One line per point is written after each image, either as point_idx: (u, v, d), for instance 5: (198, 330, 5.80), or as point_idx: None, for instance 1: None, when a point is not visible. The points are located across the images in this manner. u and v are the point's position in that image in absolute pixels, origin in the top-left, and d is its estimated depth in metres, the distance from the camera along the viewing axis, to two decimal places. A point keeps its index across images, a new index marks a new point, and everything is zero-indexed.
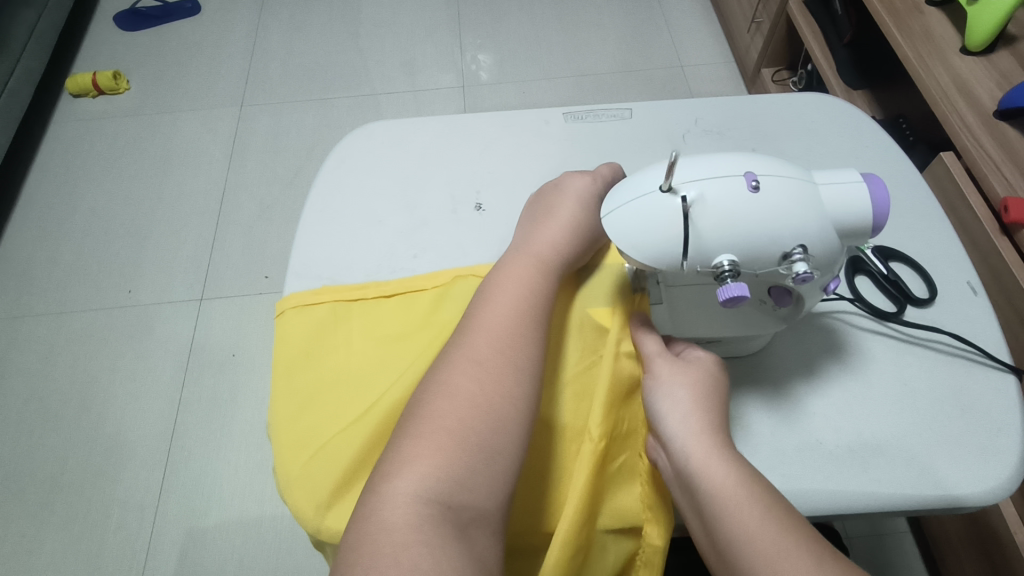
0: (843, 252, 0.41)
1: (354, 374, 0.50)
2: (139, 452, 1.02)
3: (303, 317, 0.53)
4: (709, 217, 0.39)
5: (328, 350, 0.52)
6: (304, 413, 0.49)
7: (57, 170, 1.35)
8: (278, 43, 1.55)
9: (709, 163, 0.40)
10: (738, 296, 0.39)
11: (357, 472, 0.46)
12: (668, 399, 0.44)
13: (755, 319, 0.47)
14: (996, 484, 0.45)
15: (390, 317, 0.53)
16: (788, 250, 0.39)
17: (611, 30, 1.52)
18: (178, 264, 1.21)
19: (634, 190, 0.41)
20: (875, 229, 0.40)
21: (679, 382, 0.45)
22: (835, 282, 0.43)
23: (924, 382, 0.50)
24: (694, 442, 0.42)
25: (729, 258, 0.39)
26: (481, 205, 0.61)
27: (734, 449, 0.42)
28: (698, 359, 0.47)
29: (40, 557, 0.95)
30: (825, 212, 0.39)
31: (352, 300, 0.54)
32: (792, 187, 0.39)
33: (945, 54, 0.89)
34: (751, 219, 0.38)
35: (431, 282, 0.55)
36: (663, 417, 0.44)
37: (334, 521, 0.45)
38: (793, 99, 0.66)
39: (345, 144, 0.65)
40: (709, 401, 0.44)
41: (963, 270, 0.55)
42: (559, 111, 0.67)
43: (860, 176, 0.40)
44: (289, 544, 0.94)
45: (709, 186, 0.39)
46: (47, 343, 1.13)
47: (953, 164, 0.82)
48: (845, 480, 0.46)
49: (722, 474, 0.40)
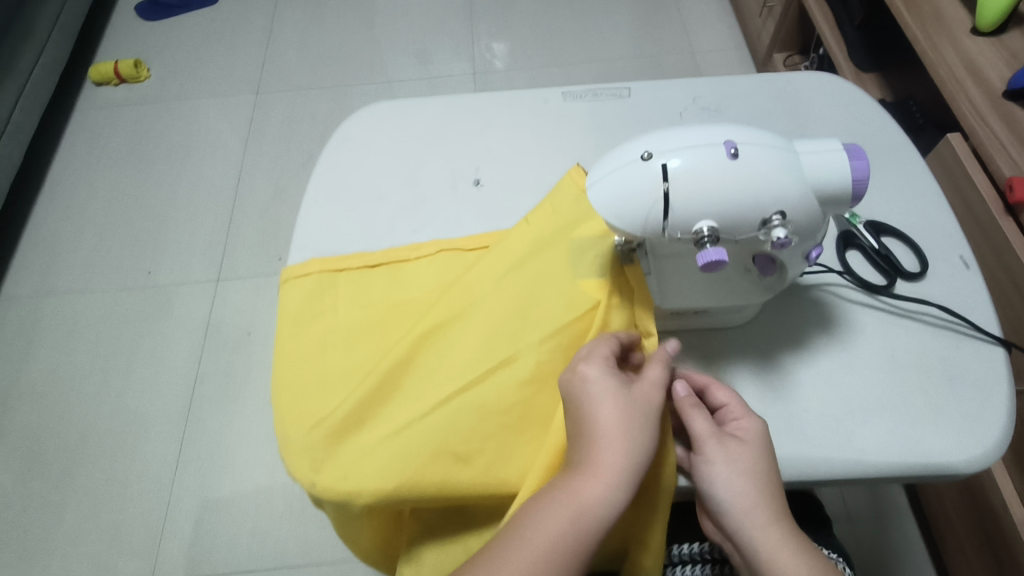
0: (825, 220, 0.42)
1: (346, 341, 0.53)
2: (156, 426, 1.06)
3: (298, 287, 0.56)
4: (689, 184, 0.39)
5: (320, 318, 0.54)
6: (301, 379, 0.51)
7: (81, 156, 1.39)
8: (294, 32, 1.57)
9: (690, 132, 0.41)
10: (717, 262, 0.40)
11: (349, 430, 0.48)
12: (726, 484, 0.42)
13: (741, 289, 0.48)
14: (978, 454, 0.46)
15: (377, 286, 0.55)
16: (767, 216, 0.40)
17: (623, 17, 1.52)
18: (195, 247, 1.25)
19: (617, 160, 0.42)
20: (855, 198, 0.41)
21: (738, 465, 0.42)
22: (817, 251, 0.44)
23: (912, 355, 0.50)
24: (761, 533, 0.40)
25: (709, 224, 0.40)
26: (480, 180, 0.62)
27: (797, 528, 0.41)
28: (749, 431, 0.44)
29: (64, 525, 0.99)
30: (805, 179, 0.40)
31: (340, 270, 0.57)
32: (772, 155, 0.40)
33: (955, 34, 0.87)
34: (730, 186, 0.39)
35: (415, 252, 0.57)
36: (722, 502, 0.42)
37: (326, 477, 0.46)
38: (793, 77, 0.67)
39: (349, 122, 0.67)
40: (766, 477, 0.42)
41: (956, 244, 0.55)
42: (558, 89, 0.67)
43: (841, 145, 0.41)
44: (301, 516, 0.97)
45: (689, 154, 0.40)
46: (71, 320, 1.18)
47: (959, 145, 0.81)
48: (829, 448, 0.47)
49: (790, 567, 0.39)
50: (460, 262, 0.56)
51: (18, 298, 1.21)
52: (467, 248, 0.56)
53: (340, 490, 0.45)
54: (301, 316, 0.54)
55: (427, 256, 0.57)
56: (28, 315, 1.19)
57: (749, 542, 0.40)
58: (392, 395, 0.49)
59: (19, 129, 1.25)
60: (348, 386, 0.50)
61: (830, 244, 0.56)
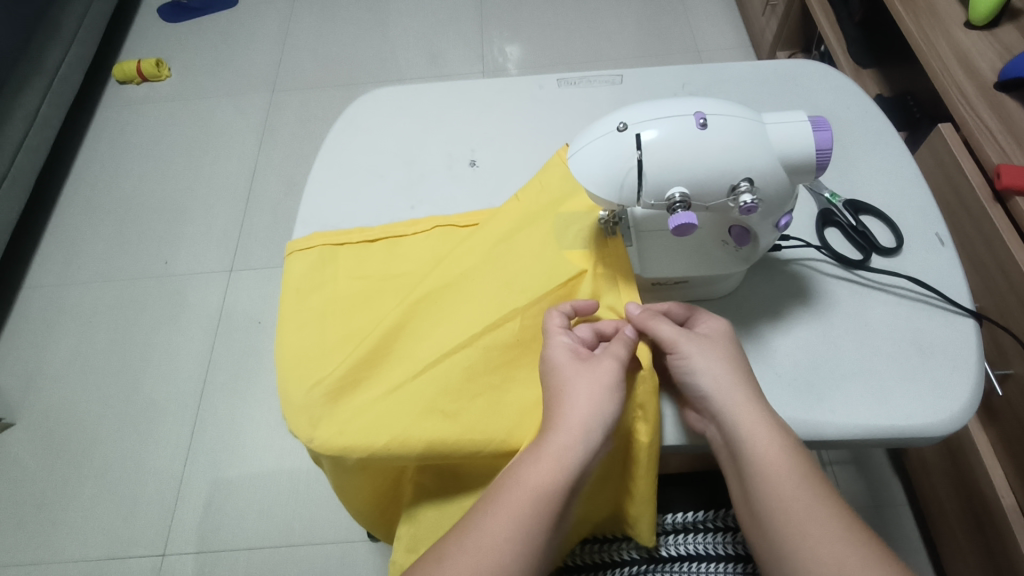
0: (792, 189, 0.45)
1: (345, 309, 0.56)
2: (170, 409, 1.10)
3: (302, 259, 0.59)
4: (661, 153, 0.42)
5: (322, 287, 0.57)
6: (304, 342, 0.54)
7: (103, 150, 1.45)
8: (309, 33, 1.62)
9: (662, 104, 0.43)
10: (688, 226, 0.43)
11: (345, 392, 0.51)
12: (706, 374, 0.45)
13: (719, 260, 0.50)
14: (945, 416, 0.48)
15: (375, 260, 0.58)
16: (735, 183, 0.42)
17: (630, 19, 1.55)
18: (211, 238, 1.29)
19: (594, 132, 0.44)
20: (819, 167, 0.44)
21: (713, 355, 0.46)
22: (786, 219, 0.47)
23: (885, 325, 0.52)
24: (740, 413, 0.43)
25: (680, 190, 0.42)
26: (475, 161, 0.65)
27: (772, 412, 0.45)
28: (715, 329, 0.48)
29: (81, 499, 1.03)
30: (771, 148, 0.43)
31: (340, 244, 0.59)
32: (739, 125, 0.42)
33: (948, 27, 0.89)
34: (699, 154, 0.42)
35: (412, 228, 0.60)
36: (705, 389, 0.45)
37: (323, 432, 0.49)
38: (780, 65, 0.69)
39: (355, 106, 0.71)
40: (739, 367, 0.46)
41: (932, 223, 0.57)
42: (553, 76, 0.70)
43: (806, 116, 0.43)
44: (306, 496, 1.00)
45: (661, 125, 0.42)
46: (92, 307, 1.22)
47: (950, 135, 0.83)
48: (802, 410, 0.49)
49: (765, 440, 0.43)
50: (454, 238, 0.58)
51: (42, 286, 1.26)
52: (460, 224, 0.59)
53: (336, 446, 0.48)
54: (303, 287, 0.57)
55: (423, 232, 0.59)
56: (51, 301, 1.24)
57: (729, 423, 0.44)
58: (385, 359, 0.52)
59: (46, 123, 1.30)
60: (345, 351, 0.53)
61: (809, 222, 0.59)
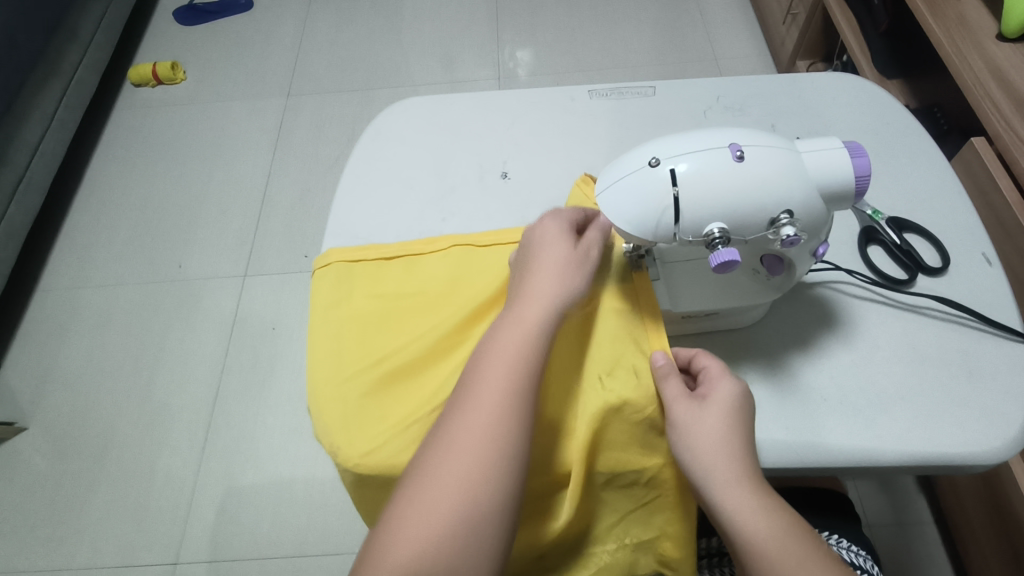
0: (828, 216, 0.43)
1: (364, 327, 0.54)
2: (183, 415, 1.09)
3: (325, 277, 0.58)
4: (699, 188, 0.40)
5: (342, 305, 0.56)
6: (324, 362, 0.53)
7: (118, 152, 1.44)
8: (324, 37, 1.62)
9: (693, 137, 0.42)
10: (729, 263, 0.40)
11: (369, 414, 0.50)
12: (698, 443, 0.44)
13: (749, 289, 0.49)
14: (997, 443, 0.46)
15: (394, 278, 0.57)
16: (775, 216, 0.41)
17: (646, 24, 1.54)
18: (225, 242, 1.28)
19: (623, 167, 0.43)
20: (858, 194, 0.42)
21: (711, 427, 0.44)
22: (823, 247, 0.44)
23: (927, 347, 0.51)
24: (725, 492, 0.42)
25: (719, 226, 0.40)
26: (507, 173, 0.64)
27: (762, 481, 0.43)
28: (722, 394, 0.45)
29: (93, 506, 1.02)
30: (809, 178, 0.41)
31: (356, 261, 0.58)
32: (778, 156, 0.41)
33: (980, 40, 0.86)
34: (737, 188, 0.40)
35: (429, 246, 0.59)
36: (688, 461, 0.44)
37: (346, 457, 0.48)
38: (813, 78, 0.68)
39: (384, 115, 0.70)
40: (739, 435, 0.44)
41: (978, 242, 0.56)
42: (584, 87, 0.69)
43: (841, 142, 0.42)
44: (321, 506, 0.99)
45: (696, 158, 0.41)
46: (105, 312, 1.21)
47: (984, 149, 0.81)
48: (849, 435, 0.48)
49: (762, 523, 0.41)
50: (474, 257, 0.57)
51: (55, 289, 1.25)
52: (480, 243, 0.58)
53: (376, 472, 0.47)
54: (324, 304, 0.56)
55: (441, 251, 0.58)
56: (64, 305, 1.23)
57: (720, 501, 0.42)
58: (411, 380, 0.52)
59: (62, 126, 1.29)
60: (369, 372, 0.52)
61: (852, 239, 0.58)
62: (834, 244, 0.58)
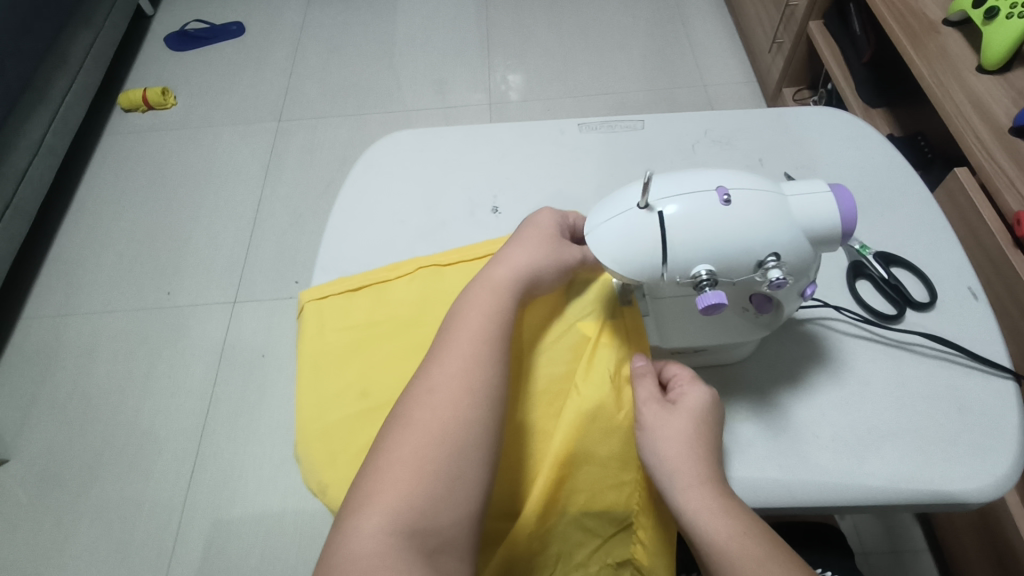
0: (817, 257, 0.43)
1: (344, 363, 0.54)
2: (170, 445, 1.07)
3: (311, 315, 0.57)
4: (687, 231, 0.40)
5: (322, 342, 0.55)
6: (309, 404, 0.52)
7: (108, 178, 1.44)
8: (316, 62, 1.63)
9: (682, 179, 0.42)
10: (717, 304, 0.41)
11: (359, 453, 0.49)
12: (662, 445, 0.45)
13: (738, 327, 0.48)
14: (991, 481, 0.46)
15: (365, 309, 0.56)
16: (762, 258, 0.41)
17: (635, 51, 1.56)
18: (215, 268, 1.27)
19: (613, 207, 0.43)
20: (845, 235, 0.42)
21: (675, 433, 0.45)
22: (812, 288, 0.44)
23: (918, 384, 0.51)
24: (688, 496, 0.43)
25: (707, 267, 0.41)
26: (497, 208, 0.64)
27: (725, 488, 0.43)
28: (690, 399, 0.46)
29: (75, 540, 1.00)
30: (796, 221, 0.41)
31: (322, 297, 0.58)
32: (765, 199, 0.41)
33: (961, 72, 0.88)
34: (725, 229, 0.40)
35: (395, 272, 0.58)
36: (655, 466, 0.45)
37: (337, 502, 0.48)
38: (799, 112, 0.69)
39: (374, 148, 0.70)
40: (704, 442, 0.45)
41: (965, 276, 0.57)
42: (574, 121, 0.70)
43: (827, 186, 0.42)
44: (309, 537, 0.97)
45: (684, 201, 0.41)
46: (91, 339, 1.20)
47: (967, 179, 0.82)
48: (842, 473, 0.47)
49: (722, 526, 0.41)
50: (443, 279, 0.57)
51: (40, 316, 1.24)
52: (445, 263, 0.58)
53: None
54: (305, 344, 0.56)
55: (408, 274, 0.58)
56: (49, 333, 1.21)
57: (682, 507, 0.43)
58: None
59: (50, 152, 1.29)
60: (352, 407, 0.52)
61: (840, 274, 0.58)
62: (823, 279, 0.58)
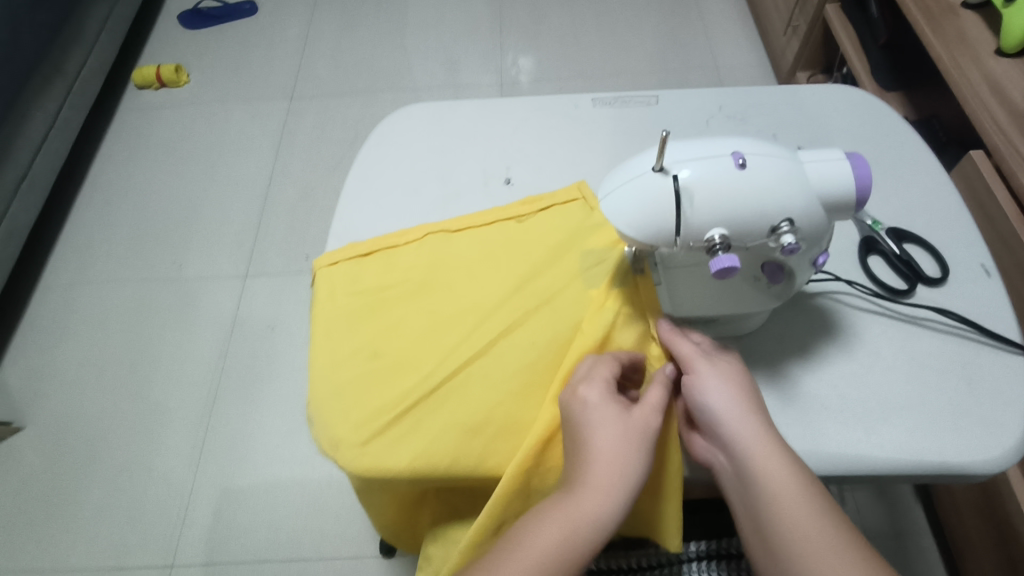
0: (830, 226, 0.43)
1: (356, 325, 0.55)
2: (181, 415, 1.09)
3: (324, 279, 0.58)
4: (701, 195, 0.40)
5: (335, 305, 0.56)
6: (321, 365, 0.53)
7: (121, 153, 1.45)
8: (327, 41, 1.62)
9: (697, 144, 0.42)
10: (729, 268, 0.41)
11: (369, 413, 0.49)
12: (716, 394, 0.44)
13: (750, 298, 0.48)
14: (998, 454, 0.47)
15: (374, 273, 0.57)
16: (776, 224, 0.41)
17: (648, 34, 1.55)
18: (227, 244, 1.28)
19: (627, 172, 0.43)
20: (859, 203, 0.42)
21: (727, 382, 0.45)
22: (824, 257, 0.45)
23: (928, 358, 0.51)
24: (746, 442, 0.42)
25: (720, 232, 0.41)
26: (511, 179, 0.65)
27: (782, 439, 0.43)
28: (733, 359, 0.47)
29: (89, 506, 1.02)
30: (811, 187, 0.41)
31: (334, 263, 0.59)
32: (780, 165, 0.41)
33: (979, 54, 0.87)
34: (739, 194, 0.40)
35: (404, 238, 0.59)
36: (709, 413, 0.44)
37: (347, 460, 0.48)
38: (815, 89, 0.68)
39: (390, 120, 0.70)
40: (752, 396, 0.45)
41: (977, 253, 0.57)
42: (588, 96, 0.70)
43: (843, 154, 0.42)
44: (317, 508, 0.99)
45: (700, 165, 0.41)
46: (104, 312, 1.21)
47: (982, 162, 0.82)
48: (849, 443, 0.48)
49: (781, 474, 0.41)
50: (451, 244, 0.58)
51: (54, 288, 1.25)
52: (453, 230, 0.59)
53: (383, 470, 0.47)
54: (318, 307, 0.57)
55: (415, 241, 0.59)
56: (62, 305, 1.23)
57: (739, 449, 0.42)
58: (405, 373, 0.51)
59: (65, 126, 1.30)
60: (366, 367, 0.52)
61: (852, 249, 0.58)
62: (835, 254, 0.58)
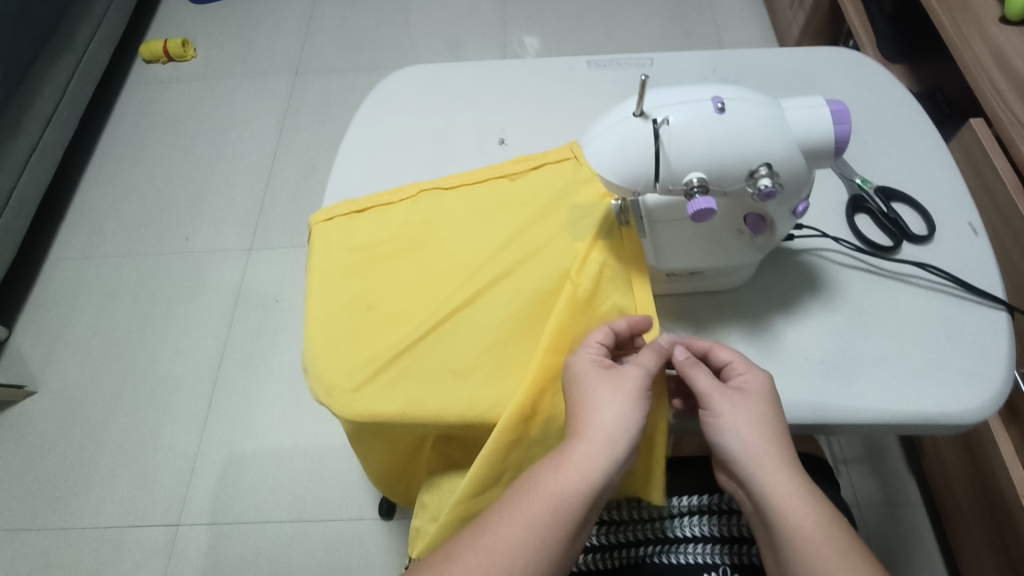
0: (809, 174, 0.44)
1: (351, 279, 0.56)
2: (188, 382, 1.11)
3: (319, 235, 0.59)
4: (679, 138, 0.41)
5: (331, 260, 0.57)
6: (316, 316, 0.54)
7: (129, 127, 1.47)
8: (333, 17, 1.63)
9: (678, 90, 0.43)
10: (706, 211, 0.41)
11: (361, 362, 0.51)
12: (737, 433, 0.44)
13: (733, 251, 0.49)
14: (976, 405, 0.47)
15: (369, 229, 0.59)
16: (753, 168, 0.41)
17: (654, 10, 1.54)
18: (232, 216, 1.30)
19: (610, 118, 0.44)
20: (838, 150, 0.43)
21: (748, 416, 0.44)
22: (804, 205, 0.45)
23: (911, 313, 0.52)
24: (767, 483, 0.43)
25: (698, 175, 0.41)
26: (505, 139, 0.65)
27: (805, 476, 0.43)
28: (755, 384, 0.46)
29: (98, 468, 1.05)
30: (790, 133, 0.42)
31: (330, 219, 0.60)
32: (759, 110, 0.42)
33: (983, 21, 0.86)
34: (717, 138, 0.41)
35: (399, 196, 0.60)
36: (731, 451, 0.44)
37: (340, 405, 0.49)
38: (809, 52, 0.68)
39: (387, 83, 0.71)
40: (775, 424, 0.45)
41: (965, 212, 0.57)
42: (583, 59, 0.70)
43: (824, 101, 0.43)
44: (319, 473, 1.01)
45: (680, 109, 0.41)
46: (113, 281, 1.24)
47: (981, 130, 0.81)
48: (829, 394, 0.49)
49: (802, 515, 0.42)
50: (443, 201, 0.59)
51: (64, 259, 1.28)
52: (447, 187, 0.60)
53: (376, 414, 0.48)
54: (314, 261, 0.58)
55: (409, 199, 0.60)
56: (72, 275, 1.25)
57: (760, 491, 0.43)
58: (397, 324, 0.52)
59: (74, 99, 1.31)
60: (360, 319, 0.53)
61: (840, 208, 0.59)
62: (823, 212, 0.58)
